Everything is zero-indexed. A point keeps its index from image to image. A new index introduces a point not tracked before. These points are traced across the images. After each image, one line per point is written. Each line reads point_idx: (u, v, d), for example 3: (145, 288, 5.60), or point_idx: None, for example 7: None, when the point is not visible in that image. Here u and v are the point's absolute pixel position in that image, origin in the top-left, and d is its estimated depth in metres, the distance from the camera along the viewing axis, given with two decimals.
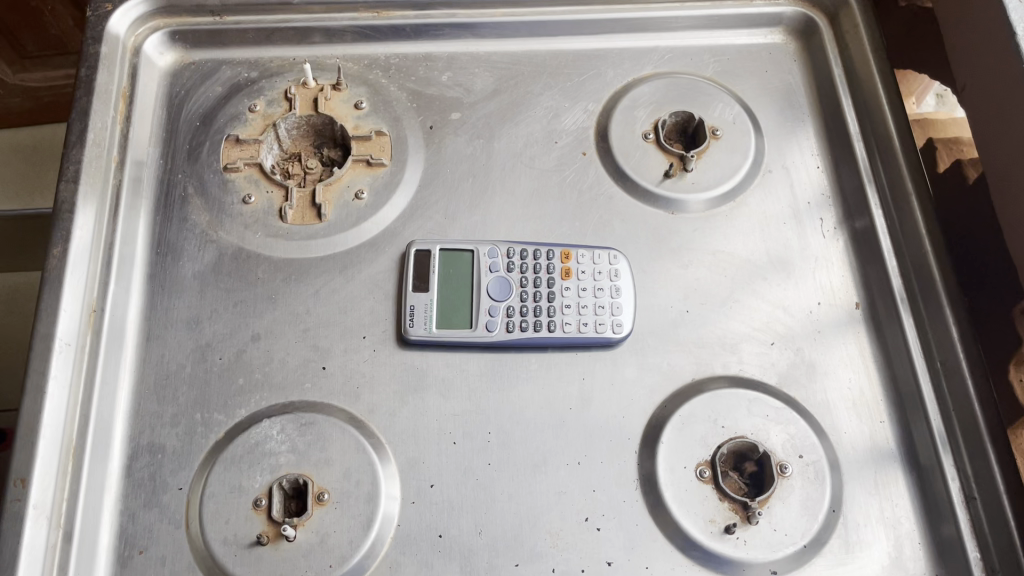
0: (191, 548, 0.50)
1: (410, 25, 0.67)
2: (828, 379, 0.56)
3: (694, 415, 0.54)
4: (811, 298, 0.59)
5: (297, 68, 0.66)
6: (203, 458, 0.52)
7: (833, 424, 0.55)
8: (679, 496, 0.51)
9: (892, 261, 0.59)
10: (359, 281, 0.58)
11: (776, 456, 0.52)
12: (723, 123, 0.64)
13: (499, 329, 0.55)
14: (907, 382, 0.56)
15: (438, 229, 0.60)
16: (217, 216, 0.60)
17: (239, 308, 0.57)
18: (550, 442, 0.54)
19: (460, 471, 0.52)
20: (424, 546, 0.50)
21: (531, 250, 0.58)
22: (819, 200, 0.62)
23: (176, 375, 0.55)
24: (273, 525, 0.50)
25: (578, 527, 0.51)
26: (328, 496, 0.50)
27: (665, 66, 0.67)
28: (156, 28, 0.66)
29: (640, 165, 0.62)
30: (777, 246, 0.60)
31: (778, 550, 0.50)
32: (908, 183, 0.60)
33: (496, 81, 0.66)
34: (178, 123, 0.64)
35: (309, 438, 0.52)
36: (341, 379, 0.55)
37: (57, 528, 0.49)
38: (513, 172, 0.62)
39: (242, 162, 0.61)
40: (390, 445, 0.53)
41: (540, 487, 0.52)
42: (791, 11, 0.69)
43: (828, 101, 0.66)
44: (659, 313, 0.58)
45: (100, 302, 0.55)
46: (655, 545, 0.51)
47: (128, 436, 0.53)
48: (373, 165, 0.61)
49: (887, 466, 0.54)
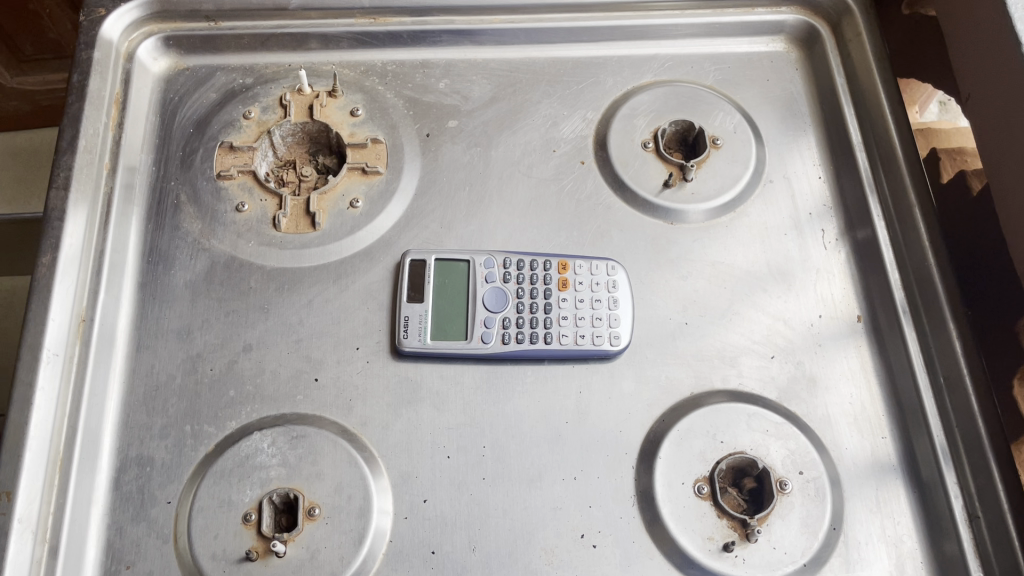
0: (179, 562, 0.49)
1: (408, 31, 0.66)
2: (829, 393, 0.55)
3: (692, 430, 0.53)
4: (811, 310, 0.58)
5: (292, 74, 0.65)
6: (193, 470, 0.52)
7: (834, 440, 0.54)
8: (676, 512, 0.50)
9: (895, 273, 0.58)
10: (354, 291, 0.57)
11: (776, 472, 0.51)
12: (723, 132, 0.63)
13: (495, 341, 0.54)
14: (908, 396, 0.55)
15: (434, 238, 0.59)
16: (210, 224, 0.59)
17: (231, 318, 0.56)
18: (546, 457, 0.53)
19: (454, 486, 0.51)
20: (416, 562, 0.49)
21: (527, 260, 0.57)
22: (820, 211, 0.61)
23: (166, 386, 0.54)
24: (263, 540, 0.49)
25: (574, 544, 0.50)
26: (319, 511, 0.49)
27: (665, 74, 0.67)
28: (149, 33, 0.65)
29: (639, 175, 0.61)
30: (777, 257, 0.59)
31: (776, 568, 0.49)
32: (911, 194, 0.59)
33: (493, 88, 0.65)
34: (172, 129, 0.63)
35: (300, 451, 0.51)
36: (333, 391, 0.54)
37: (42, 542, 0.48)
38: (511, 180, 0.61)
39: (236, 170, 0.60)
40: (383, 458, 0.52)
41: (535, 502, 0.51)
42: (793, 19, 0.68)
43: (831, 109, 0.65)
44: (658, 325, 0.57)
45: (89, 311, 0.55)
46: (651, 562, 0.50)
47: (116, 448, 0.53)
48: (368, 173, 0.61)
49: (887, 482, 0.53)
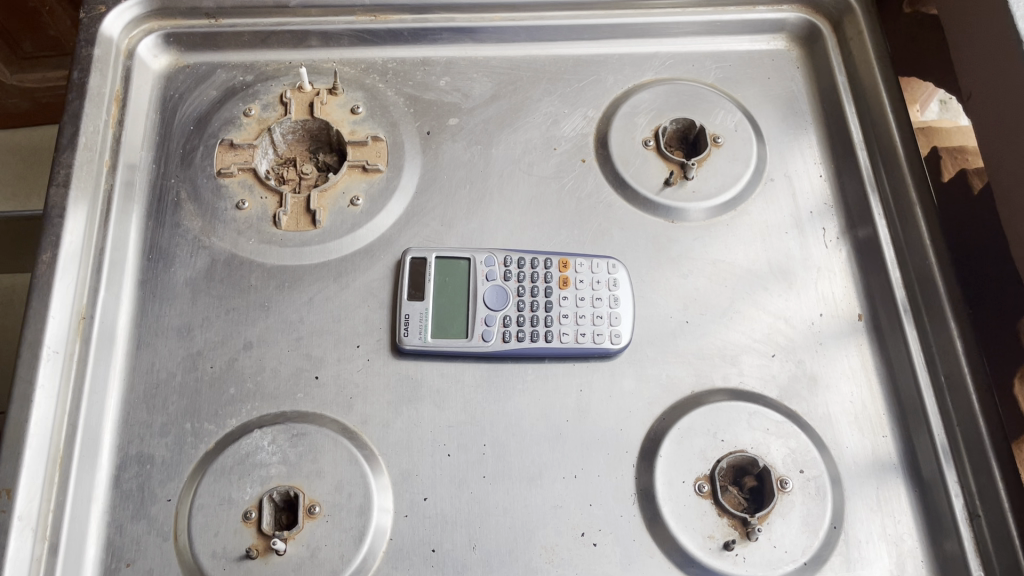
0: (179, 560, 0.49)
1: (409, 29, 0.66)
2: (830, 392, 0.55)
3: (692, 428, 0.53)
4: (812, 309, 0.58)
5: (293, 71, 0.65)
6: (193, 468, 0.51)
7: (834, 439, 0.54)
8: (676, 511, 0.50)
9: (895, 272, 0.58)
10: (354, 289, 0.57)
11: (776, 471, 0.51)
12: (724, 130, 0.63)
13: (495, 339, 0.54)
14: (909, 395, 0.55)
15: (434, 236, 0.59)
16: (210, 222, 0.59)
17: (231, 316, 0.56)
18: (546, 455, 0.53)
19: (454, 484, 0.51)
20: (416, 560, 0.49)
21: (528, 259, 0.57)
22: (821, 209, 0.61)
23: (166, 384, 0.54)
24: (263, 538, 0.49)
25: (574, 542, 0.50)
26: (320, 509, 0.49)
27: (666, 72, 0.67)
28: (150, 31, 0.65)
29: (640, 173, 0.61)
30: (778, 256, 0.59)
31: (777, 567, 0.49)
32: (911, 193, 0.59)
33: (494, 86, 0.65)
34: (172, 126, 0.63)
35: (301, 449, 0.51)
36: (334, 389, 0.54)
37: (43, 540, 0.48)
38: (511, 178, 0.61)
39: (236, 167, 0.60)
40: (383, 456, 0.52)
41: (536, 500, 0.51)
42: (794, 17, 0.68)
43: (832, 107, 0.65)
44: (658, 323, 0.57)
45: (89, 309, 0.55)
46: (652, 561, 0.50)
47: (116, 445, 0.52)
48: (369, 170, 0.60)
49: (888, 481, 0.53)
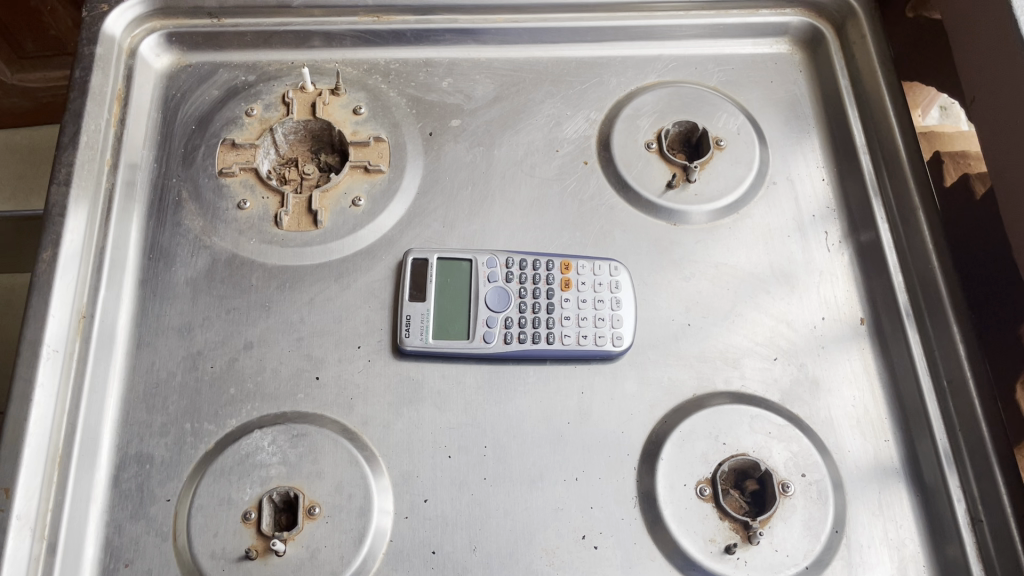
0: (178, 561, 0.49)
1: (411, 30, 0.66)
2: (831, 396, 0.55)
3: (694, 432, 0.52)
4: (814, 312, 0.58)
5: (295, 72, 0.65)
6: (192, 468, 0.51)
7: (836, 442, 0.53)
8: (678, 514, 0.50)
9: (898, 275, 0.58)
10: (355, 290, 0.57)
11: (778, 474, 0.51)
12: (727, 133, 0.63)
13: (497, 341, 0.54)
14: (911, 400, 0.55)
15: (436, 237, 0.59)
16: (211, 221, 0.59)
17: (232, 315, 0.56)
18: (547, 457, 0.52)
19: (455, 486, 0.51)
20: (416, 562, 0.49)
21: (530, 260, 0.57)
22: (824, 213, 0.61)
23: (166, 383, 0.54)
24: (262, 539, 0.48)
25: (575, 545, 0.50)
26: (320, 510, 0.49)
27: (669, 75, 0.66)
28: (152, 29, 0.65)
29: (643, 175, 0.61)
30: (781, 259, 0.59)
31: (778, 571, 0.49)
32: (914, 197, 0.59)
33: (497, 87, 0.65)
34: (173, 126, 0.63)
35: (301, 450, 0.51)
36: (334, 390, 0.54)
37: (41, 539, 0.48)
38: (513, 180, 0.61)
39: (237, 167, 0.60)
40: (384, 458, 0.52)
41: (537, 502, 0.51)
42: (797, 21, 0.68)
43: (835, 111, 0.65)
44: (660, 326, 0.57)
45: (90, 307, 0.55)
46: (653, 564, 0.50)
47: (116, 445, 0.52)
48: (370, 171, 0.60)
49: (890, 485, 0.52)
